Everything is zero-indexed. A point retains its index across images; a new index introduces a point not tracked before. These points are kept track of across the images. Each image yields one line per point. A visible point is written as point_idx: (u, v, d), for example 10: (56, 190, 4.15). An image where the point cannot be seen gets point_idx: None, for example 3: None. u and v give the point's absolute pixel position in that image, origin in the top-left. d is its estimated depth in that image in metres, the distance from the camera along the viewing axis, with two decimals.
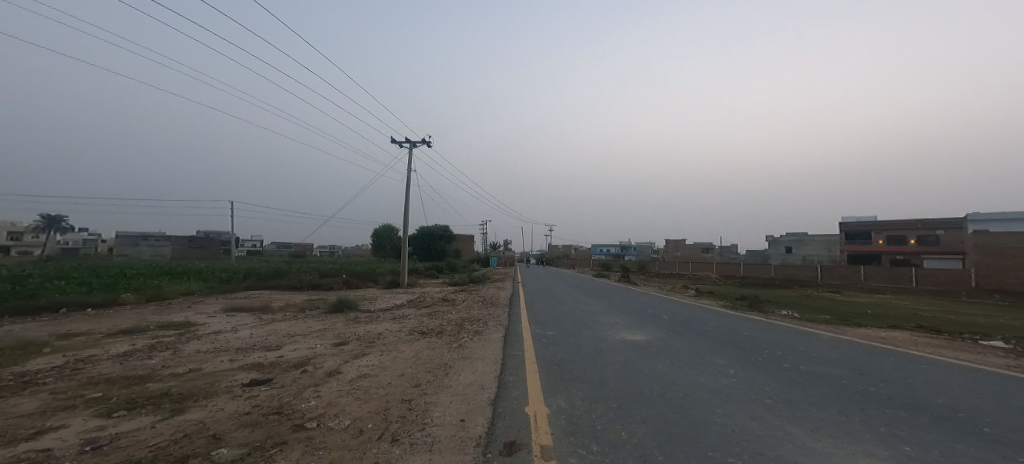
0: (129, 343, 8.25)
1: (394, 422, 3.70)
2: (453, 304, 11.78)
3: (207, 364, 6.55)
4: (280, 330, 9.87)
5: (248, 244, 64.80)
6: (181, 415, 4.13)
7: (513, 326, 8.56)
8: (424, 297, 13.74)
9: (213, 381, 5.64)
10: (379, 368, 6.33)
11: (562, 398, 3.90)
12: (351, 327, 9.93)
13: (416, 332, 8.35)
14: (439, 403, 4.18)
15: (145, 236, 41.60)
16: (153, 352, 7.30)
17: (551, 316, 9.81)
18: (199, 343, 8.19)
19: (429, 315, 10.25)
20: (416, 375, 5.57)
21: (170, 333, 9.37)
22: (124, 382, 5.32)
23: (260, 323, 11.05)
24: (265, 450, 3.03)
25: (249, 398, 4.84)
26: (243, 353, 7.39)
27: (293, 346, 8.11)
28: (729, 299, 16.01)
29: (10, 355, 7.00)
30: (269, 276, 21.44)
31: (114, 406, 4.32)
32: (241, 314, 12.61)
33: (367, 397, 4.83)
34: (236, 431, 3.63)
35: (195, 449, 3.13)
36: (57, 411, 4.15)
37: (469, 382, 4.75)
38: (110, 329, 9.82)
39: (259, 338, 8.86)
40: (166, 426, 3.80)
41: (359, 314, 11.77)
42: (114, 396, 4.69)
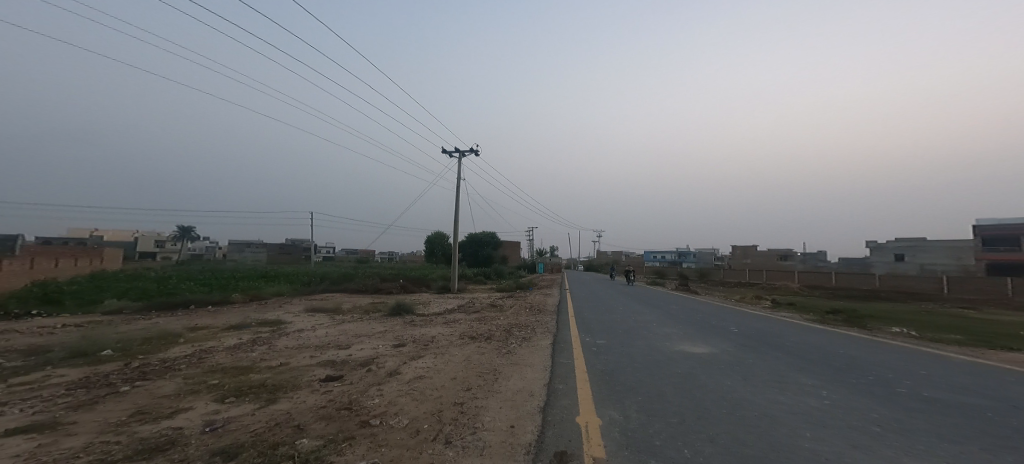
0: (237, 336, 9.43)
1: (447, 424, 3.82)
2: (502, 310, 11.93)
3: (294, 359, 7.26)
4: (349, 330, 10.66)
5: (326, 251, 71.29)
6: (273, 405, 4.61)
7: (561, 332, 8.47)
8: (473, 302, 14.02)
9: (297, 374, 6.25)
10: (433, 370, 6.59)
11: (616, 410, 3.72)
12: (409, 330, 10.44)
13: (466, 336, 8.57)
14: (489, 407, 4.25)
15: (247, 243, 47.65)
16: (252, 346, 8.25)
17: (602, 324, 9.53)
18: (288, 340, 9.12)
19: (478, 320, 10.43)
20: (468, 379, 5.71)
21: (266, 329, 10.54)
22: (234, 371, 6.08)
23: (333, 322, 12.04)
24: (337, 443, 3.29)
25: (325, 392, 5.29)
26: (321, 350, 8.09)
27: (359, 345, 8.71)
28: (818, 313, 14.38)
29: (156, 344, 8.34)
30: (340, 280, 23.27)
31: (227, 393, 4.95)
32: (318, 314, 13.81)
33: (423, 398, 5.06)
34: (315, 423, 3.98)
35: (283, 437, 3.49)
36: (187, 394, 4.82)
37: (517, 388, 4.74)
38: (221, 324, 11.33)
39: (332, 337, 9.65)
40: (263, 413, 4.26)
41: (416, 317, 12.35)
42: (226, 384, 5.36)
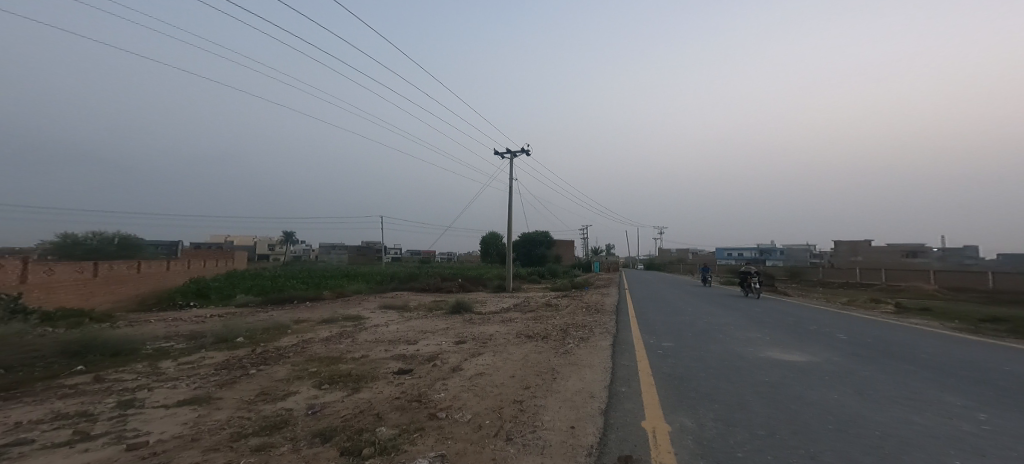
0: (328, 329, 10.42)
1: (508, 421, 3.86)
2: (557, 309, 11.82)
3: (372, 351, 7.84)
4: (416, 326, 11.27)
5: (395, 252, 76.41)
6: (357, 393, 5.02)
7: (622, 334, 8.13)
8: (529, 302, 14.04)
9: (374, 366, 6.73)
10: (493, 367, 6.72)
11: (689, 417, 3.27)
12: (468, 327, 10.75)
13: (523, 335, 8.57)
14: (549, 407, 4.20)
15: (333, 246, 53.01)
16: (340, 338, 9.07)
17: (671, 328, 8.88)
18: (367, 333, 9.88)
19: (534, 319, 10.40)
20: (525, 378, 5.71)
21: (349, 323, 11.51)
22: (327, 360, 6.74)
23: (402, 319, 12.80)
24: (410, 433, 3.49)
25: (399, 384, 5.65)
26: (393, 344, 8.65)
27: (425, 341, 9.15)
28: (955, 321, 11.99)
29: (272, 332, 9.55)
30: (407, 279, 24.78)
31: (322, 380, 5.50)
32: (392, 311, 14.78)
33: (484, 394, 5.17)
34: (391, 412, 4.26)
35: (366, 425, 3.79)
36: (294, 379, 5.43)
37: (576, 389, 4.56)
38: (316, 318, 12.67)
39: (402, 332, 10.27)
40: (350, 401, 4.67)
41: (474, 315, 12.69)
42: (322, 371, 5.95)
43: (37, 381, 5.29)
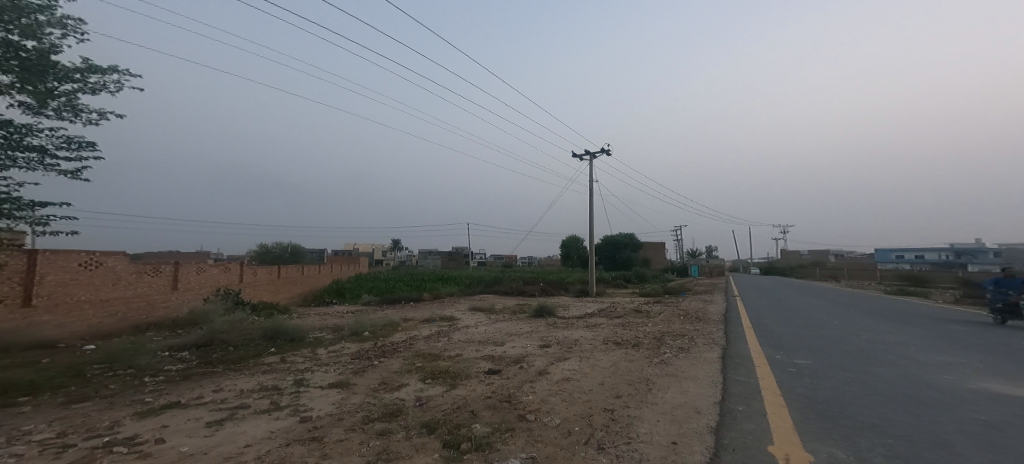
0: (427, 328, 11.30)
1: (599, 430, 3.80)
2: (647, 316, 11.16)
3: (465, 351, 8.29)
4: (502, 328, 11.67)
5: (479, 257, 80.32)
6: (454, 389, 5.38)
7: (725, 344, 7.31)
8: (615, 307, 13.51)
9: (467, 365, 7.13)
10: (580, 373, 6.66)
11: (829, 443, 2.68)
12: (552, 332, 10.76)
13: (610, 341, 8.26)
14: (644, 420, 3.99)
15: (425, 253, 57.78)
16: (438, 337, 9.77)
17: (789, 340, 7.65)
18: (460, 333, 10.49)
19: (621, 326, 9.95)
20: (617, 387, 5.52)
21: (442, 323, 12.34)
22: (428, 357, 7.33)
23: (489, 321, 13.32)
24: (501, 432, 3.65)
25: (489, 384, 5.89)
26: (483, 345, 9.04)
27: (512, 344, 9.39)
28: None
29: (385, 328, 10.68)
30: (492, 283, 25.81)
31: (427, 374, 6.01)
32: (482, 314, 15.40)
33: (573, 400, 5.14)
34: (485, 411, 4.48)
35: (462, 420, 4.05)
36: (404, 372, 6.03)
37: (674, 402, 4.18)
38: (418, 317, 13.83)
39: (490, 334, 10.71)
40: (448, 396, 5.02)
41: (557, 320, 12.65)
42: (425, 366, 6.50)
43: (237, 362, 6.87)
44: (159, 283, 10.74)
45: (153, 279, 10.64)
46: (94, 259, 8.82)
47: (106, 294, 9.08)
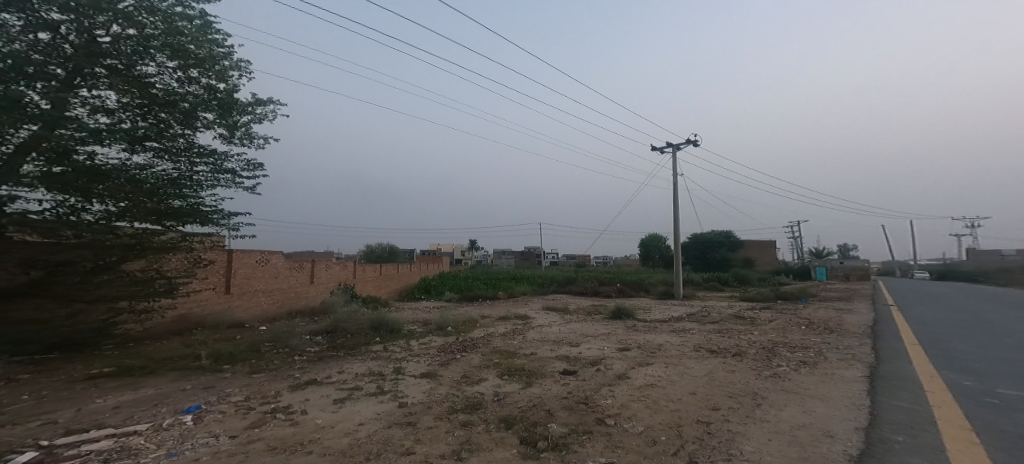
0: (503, 325, 11.53)
1: (690, 442, 3.47)
2: (742, 324, 10.06)
3: (539, 350, 8.26)
4: (577, 329, 11.45)
5: (551, 256, 80.45)
6: (530, 387, 5.35)
7: (846, 356, 6.25)
8: (702, 312, 12.44)
9: (542, 364, 7.07)
10: (666, 380, 6.21)
11: None
12: (632, 335, 10.24)
13: (699, 348, 7.57)
14: (748, 438, 3.55)
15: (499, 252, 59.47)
16: (513, 335, 9.90)
17: (939, 358, 6.26)
18: (535, 332, 10.50)
19: (712, 332, 9.09)
20: (713, 398, 5.04)
21: (517, 322, 12.49)
22: (505, 354, 7.44)
23: (563, 321, 13.17)
24: (579, 434, 3.52)
25: (565, 384, 5.76)
26: (558, 345, 8.92)
27: (588, 345, 9.14)
28: None
29: (465, 324, 11.12)
30: (565, 282, 25.61)
31: (504, 370, 6.09)
32: (556, 313, 15.29)
33: (657, 408, 4.79)
34: (561, 410, 4.37)
35: (538, 418, 4.00)
36: (482, 367, 6.18)
37: (785, 423, 3.65)
38: (495, 315, 14.20)
39: (565, 334, 10.56)
40: (524, 393, 5.01)
41: (636, 323, 12.03)
42: (501, 363, 6.59)
43: (354, 348, 7.71)
44: (302, 277, 13.57)
45: (299, 274, 13.51)
46: (263, 257, 11.61)
47: (270, 284, 11.91)
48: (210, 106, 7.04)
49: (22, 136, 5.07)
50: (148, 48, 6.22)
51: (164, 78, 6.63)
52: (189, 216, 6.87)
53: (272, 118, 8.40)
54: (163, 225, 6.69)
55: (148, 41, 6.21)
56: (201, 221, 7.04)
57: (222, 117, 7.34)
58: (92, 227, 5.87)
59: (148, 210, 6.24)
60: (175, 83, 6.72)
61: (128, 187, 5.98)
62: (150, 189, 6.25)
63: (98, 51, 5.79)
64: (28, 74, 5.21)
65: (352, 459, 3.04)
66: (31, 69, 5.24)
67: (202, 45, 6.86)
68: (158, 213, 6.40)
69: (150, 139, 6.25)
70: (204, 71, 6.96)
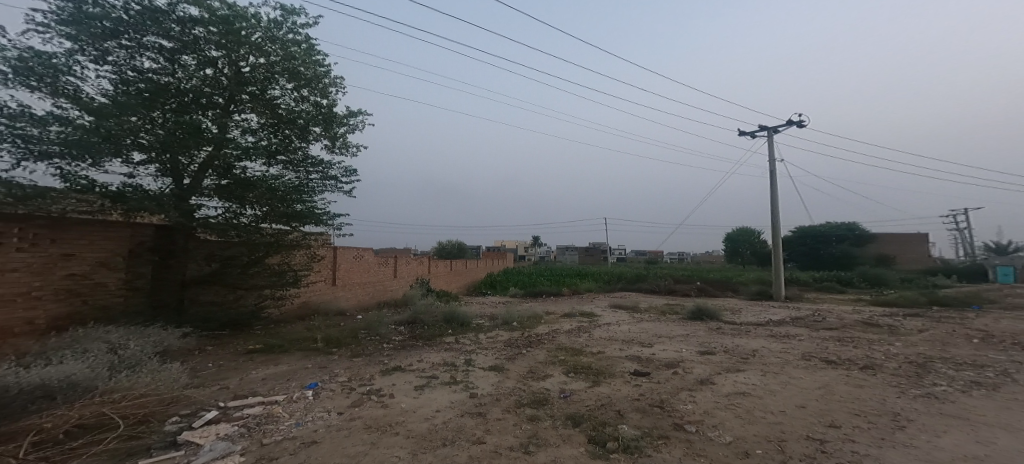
0: (568, 322, 11.31)
1: (790, 457, 3.03)
2: (852, 331, 8.74)
3: (608, 349, 7.92)
4: (649, 329, 10.82)
5: (617, 253, 77.63)
6: (598, 386, 5.11)
7: (999, 377, 5.08)
8: (798, 317, 11.04)
9: (611, 363, 6.76)
10: (761, 390, 5.56)
11: None
12: (715, 338, 9.40)
13: (798, 359, 6.67)
14: (871, 458, 3.00)
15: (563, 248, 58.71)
16: (579, 332, 9.65)
17: None
18: (602, 331, 10.13)
19: (813, 339, 8.00)
20: (833, 415, 4.37)
21: (584, 319, 12.17)
22: (570, 351, 7.26)
23: (633, 320, 12.54)
24: (654, 438, 3.27)
25: (637, 386, 5.41)
26: (628, 345, 8.48)
27: (663, 346, 8.57)
28: None
29: (529, 320, 11.11)
30: (634, 280, 24.46)
31: (570, 368, 5.93)
32: (623, 312, 14.63)
33: (750, 420, 4.28)
34: (632, 412, 4.10)
35: (608, 418, 3.80)
36: (548, 363, 6.10)
37: (921, 455, 3.02)
38: (559, 311, 14.02)
39: (636, 334, 10.04)
40: (592, 392, 4.82)
41: (717, 325, 11.05)
42: (567, 360, 6.42)
43: (430, 339, 8.10)
44: (388, 272, 14.64)
45: (386, 268, 14.60)
46: (360, 253, 12.74)
47: (364, 278, 13.03)
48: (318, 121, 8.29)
49: (203, 156, 7.00)
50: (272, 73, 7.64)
51: (286, 99, 8.04)
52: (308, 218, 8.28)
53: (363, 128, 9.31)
54: (289, 225, 8.22)
55: (274, 68, 7.68)
56: (315, 222, 8.42)
57: (326, 130, 8.55)
58: (246, 229, 7.67)
59: (278, 212, 7.81)
60: (293, 103, 8.10)
61: (267, 195, 7.59)
62: (281, 196, 7.78)
63: (242, 81, 7.41)
64: (203, 105, 7.11)
65: (430, 443, 3.24)
66: (205, 101, 7.13)
67: (309, 66, 8.09)
68: (286, 216, 7.96)
69: (277, 153, 7.75)
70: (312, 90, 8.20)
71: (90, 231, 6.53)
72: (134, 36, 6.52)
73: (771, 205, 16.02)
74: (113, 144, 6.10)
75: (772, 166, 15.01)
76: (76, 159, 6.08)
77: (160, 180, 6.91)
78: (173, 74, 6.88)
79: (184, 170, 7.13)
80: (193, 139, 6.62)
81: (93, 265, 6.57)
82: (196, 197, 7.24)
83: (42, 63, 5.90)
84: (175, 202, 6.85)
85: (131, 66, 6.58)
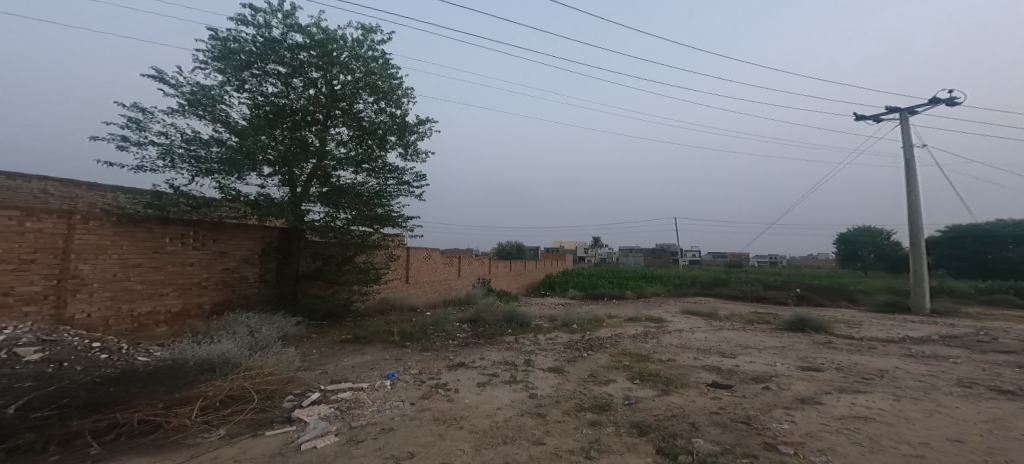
0: (634, 327, 10.79)
1: None
2: (998, 357, 7.17)
3: (680, 357, 7.39)
4: (731, 338, 9.90)
5: (690, 255, 72.57)
6: (668, 396, 4.78)
7: None
8: (918, 336, 9.36)
9: (685, 373, 6.27)
10: (894, 417, 4.73)
11: None
12: (816, 354, 8.30)
13: (931, 391, 5.61)
14: None
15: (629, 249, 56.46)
16: (646, 338, 9.17)
17: None
18: (672, 337, 9.52)
19: (945, 364, 6.72)
20: (1011, 455, 3.57)
21: (652, 324, 11.53)
22: (636, 357, 6.92)
23: (709, 328, 11.58)
24: (735, 456, 3.00)
25: (716, 398, 4.93)
26: (704, 354, 7.83)
27: (747, 358, 7.76)
28: None
29: (591, 323, 10.80)
30: (710, 284, 22.63)
31: (636, 374, 5.65)
32: (696, 318, 13.55)
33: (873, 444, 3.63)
34: (710, 426, 3.74)
35: (680, 430, 3.56)
36: (613, 369, 5.90)
37: None
38: (623, 315, 13.44)
39: (713, 342, 9.24)
40: (662, 401, 4.53)
41: (810, 339, 9.78)
42: (634, 366, 6.12)
43: (491, 337, 8.26)
44: (451, 271, 15.22)
45: (450, 268, 15.20)
46: (427, 253, 13.38)
47: (430, 276, 13.70)
48: (395, 130, 8.80)
49: (309, 167, 7.88)
50: (357, 89, 8.32)
51: (369, 111, 8.66)
52: (387, 221, 8.84)
53: (432, 135, 9.72)
54: (373, 228, 8.86)
55: (359, 84, 8.33)
56: (395, 224, 9.00)
57: (401, 138, 8.99)
58: (340, 231, 8.48)
59: (363, 216, 8.51)
60: (374, 115, 8.70)
61: (357, 200, 8.34)
62: (368, 201, 8.46)
63: (336, 97, 8.12)
64: (308, 122, 7.93)
65: (492, 439, 3.28)
66: (309, 118, 7.91)
67: (385, 79, 8.65)
68: (371, 219, 8.63)
69: (363, 162, 8.41)
70: (389, 101, 8.78)
71: (237, 233, 7.78)
72: (261, 64, 7.66)
73: (908, 207, 13.55)
74: (248, 160, 7.17)
75: (906, 155, 12.91)
76: (228, 173, 7.30)
77: (278, 189, 7.92)
78: (287, 95, 7.87)
79: (298, 180, 8.09)
80: (302, 153, 7.53)
81: (238, 261, 7.82)
82: (305, 203, 8.16)
83: (205, 94, 7.12)
84: (291, 209, 7.79)
85: (259, 91, 7.70)
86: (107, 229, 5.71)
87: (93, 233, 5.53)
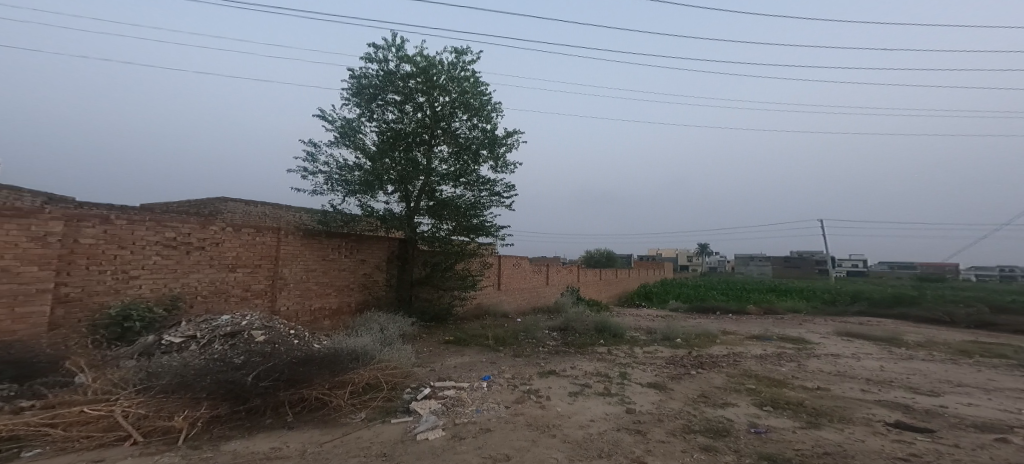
0: (760, 347, 9.36)
1: None
2: None
3: (837, 387, 6.02)
4: (928, 372, 7.71)
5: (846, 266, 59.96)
6: (818, 430, 3.73)
7: None
8: None
9: (847, 406, 4.93)
10: None
11: None
12: None
13: None
14: None
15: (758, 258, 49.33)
16: (781, 360, 7.83)
17: None
18: (820, 363, 7.92)
19: None
20: None
21: (791, 346, 9.78)
22: (768, 382, 5.92)
23: (885, 355, 9.25)
24: None
25: (901, 440, 3.48)
26: (877, 387, 6.26)
27: (958, 398, 5.87)
28: None
29: (705, 339, 9.70)
30: (885, 303, 18.20)
31: (765, 400, 4.77)
32: (861, 343, 10.99)
33: None
34: None
35: None
36: (732, 391, 5.17)
37: None
38: (745, 332, 11.75)
39: (894, 375, 7.33)
40: (806, 434, 3.55)
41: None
42: (764, 391, 5.21)
43: (582, 346, 7.98)
44: (541, 279, 15.41)
45: (539, 276, 15.41)
46: (517, 262, 13.74)
47: (521, 284, 14.05)
48: (487, 143, 9.26)
49: (417, 184, 8.75)
50: (453, 108, 9.07)
51: (465, 128, 9.32)
52: (481, 230, 9.35)
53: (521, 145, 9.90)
54: (470, 237, 9.46)
55: (455, 104, 9.06)
56: (488, 233, 9.45)
57: (492, 150, 9.41)
58: (444, 241, 9.23)
59: (461, 226, 9.13)
60: (468, 131, 9.32)
61: (457, 212, 8.96)
62: (466, 213, 9.05)
63: (438, 118, 8.97)
64: (417, 143, 8.90)
65: (585, 451, 2.92)
66: (419, 139, 8.90)
67: (477, 97, 9.29)
68: (467, 229, 9.21)
69: (461, 175, 9.01)
70: (481, 116, 9.33)
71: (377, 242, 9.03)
72: (383, 95, 8.82)
73: None
74: (373, 179, 8.27)
75: None
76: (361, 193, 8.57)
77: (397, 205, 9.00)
78: (401, 120, 8.89)
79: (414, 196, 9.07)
80: (413, 171, 8.43)
81: (373, 267, 9.04)
82: (418, 217, 9.10)
83: (347, 125, 8.58)
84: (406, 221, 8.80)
85: (382, 118, 8.87)
86: (298, 242, 7.13)
87: (293, 243, 7.01)
